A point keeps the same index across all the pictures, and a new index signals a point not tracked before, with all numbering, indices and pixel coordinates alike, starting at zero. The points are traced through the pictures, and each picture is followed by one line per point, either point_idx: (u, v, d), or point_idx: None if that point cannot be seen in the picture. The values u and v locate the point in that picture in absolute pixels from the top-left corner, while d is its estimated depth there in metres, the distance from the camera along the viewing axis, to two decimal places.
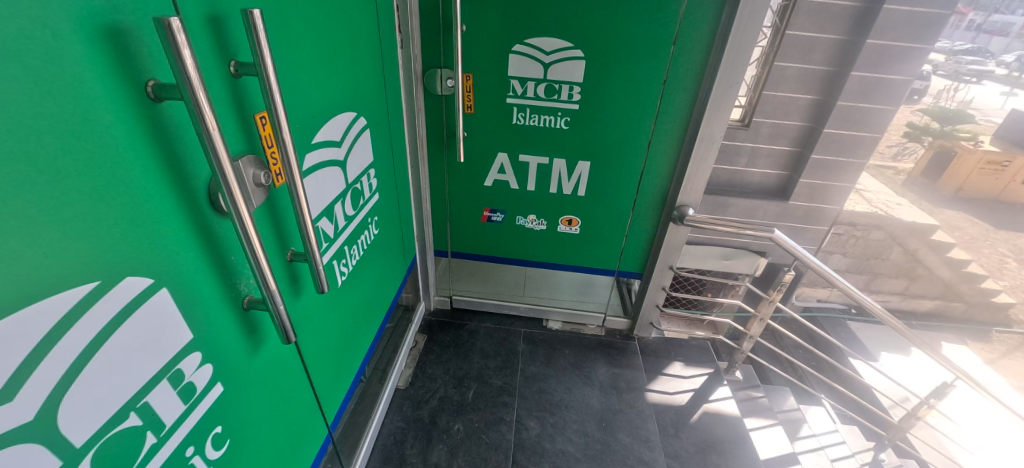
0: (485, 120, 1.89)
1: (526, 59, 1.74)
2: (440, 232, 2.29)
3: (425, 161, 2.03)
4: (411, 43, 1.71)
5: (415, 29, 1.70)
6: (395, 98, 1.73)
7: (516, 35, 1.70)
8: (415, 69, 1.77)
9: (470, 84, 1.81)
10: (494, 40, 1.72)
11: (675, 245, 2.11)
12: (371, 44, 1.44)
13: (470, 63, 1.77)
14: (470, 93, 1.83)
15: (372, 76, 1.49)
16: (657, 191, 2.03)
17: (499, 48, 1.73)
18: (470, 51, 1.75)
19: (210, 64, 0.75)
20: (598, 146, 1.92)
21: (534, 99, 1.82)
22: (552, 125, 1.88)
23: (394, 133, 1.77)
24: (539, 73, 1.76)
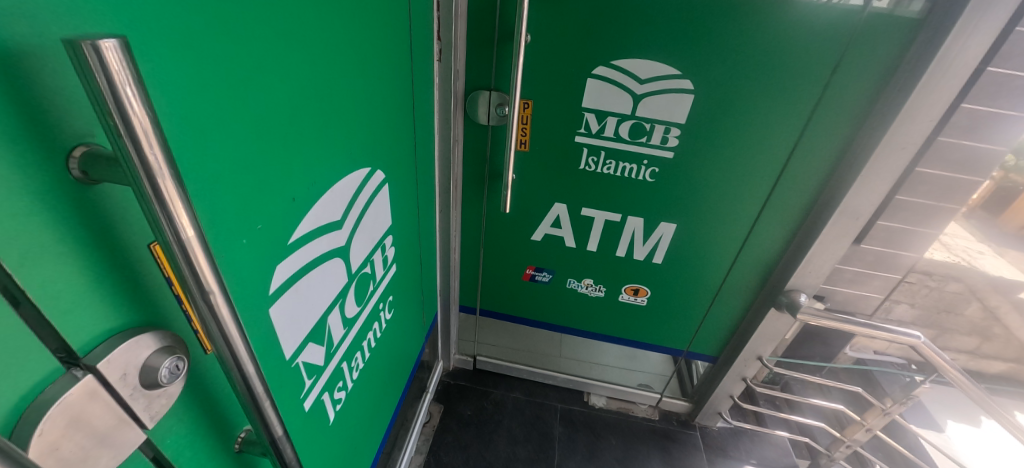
0: (540, 163, 1.43)
1: (609, 87, 1.25)
2: (468, 287, 1.83)
3: (457, 204, 1.58)
4: (452, 57, 1.24)
5: (456, 36, 1.22)
6: (424, 131, 1.27)
7: (597, 54, 1.21)
8: (451, 91, 1.30)
9: (527, 114, 1.34)
10: (567, 58, 1.23)
11: (771, 335, 1.63)
12: (394, 61, 0.98)
13: (531, 87, 1.29)
14: (526, 126, 1.36)
15: (395, 108, 1.03)
16: (758, 267, 1.53)
17: (573, 70, 1.25)
18: (530, 71, 1.27)
19: (8, 168, 0.31)
20: (691, 206, 1.44)
21: (612, 140, 1.34)
22: (631, 177, 1.40)
23: (420, 176, 1.32)
24: (624, 108, 1.28)
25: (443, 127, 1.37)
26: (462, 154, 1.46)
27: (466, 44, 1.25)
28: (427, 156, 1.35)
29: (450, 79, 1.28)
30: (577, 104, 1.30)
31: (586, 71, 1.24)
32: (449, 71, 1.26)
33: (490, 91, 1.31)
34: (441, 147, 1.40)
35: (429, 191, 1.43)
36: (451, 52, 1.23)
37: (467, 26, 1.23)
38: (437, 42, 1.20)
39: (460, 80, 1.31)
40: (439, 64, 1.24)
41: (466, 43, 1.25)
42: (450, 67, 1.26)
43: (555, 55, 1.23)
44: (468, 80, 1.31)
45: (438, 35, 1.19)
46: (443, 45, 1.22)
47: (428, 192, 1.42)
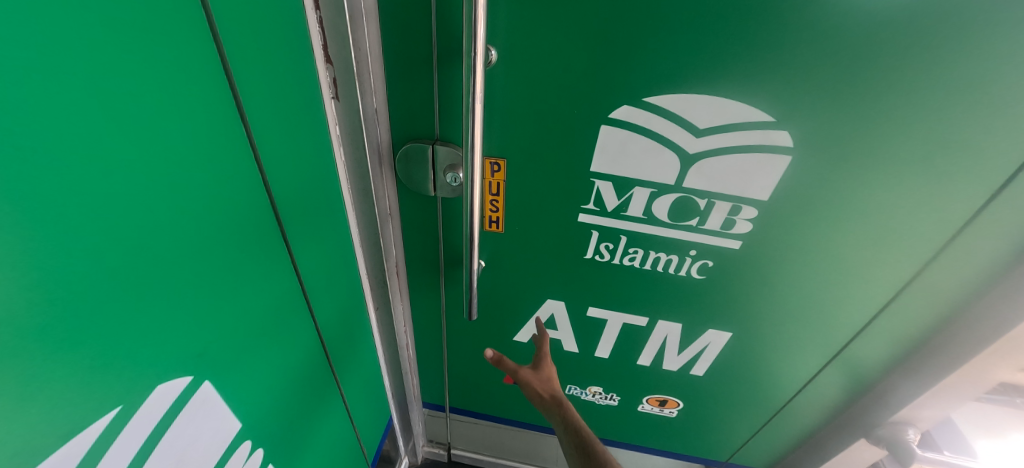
0: (523, 246, 0.91)
1: (641, 143, 0.72)
2: (430, 386, 1.33)
3: (404, 297, 1.05)
4: (360, 92, 0.69)
5: (365, 57, 0.67)
6: (326, 222, 0.73)
7: (623, 88, 0.67)
8: (368, 148, 0.76)
9: (499, 180, 0.81)
10: (564, 91, 0.69)
11: (853, 463, 1.16)
12: (202, 152, 0.43)
13: (505, 140, 0.75)
14: (497, 197, 0.83)
15: (230, 236, 0.49)
16: (847, 383, 1.04)
17: (575, 112, 0.70)
18: (501, 112, 0.72)
19: None
20: (760, 309, 0.93)
21: (641, 222, 0.81)
22: (669, 272, 0.88)
23: (331, 290, 0.79)
24: (665, 176, 0.75)
25: (363, 202, 0.83)
26: (402, 231, 0.93)
27: (387, 69, 0.70)
28: (343, 253, 0.81)
29: (363, 129, 0.73)
30: (585, 167, 0.76)
31: (601, 114, 0.70)
32: (358, 117, 0.71)
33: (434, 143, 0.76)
34: (364, 230, 0.86)
35: (353, 296, 0.90)
36: (357, 84, 0.68)
37: (384, 36, 0.67)
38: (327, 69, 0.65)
39: (384, 128, 0.76)
40: (338, 106, 0.70)
41: (385, 67, 0.70)
42: (360, 111, 0.71)
43: (544, 85, 0.69)
44: (398, 126, 0.76)
45: (326, 56, 0.64)
46: (341, 74, 0.66)
47: (351, 300, 0.89)
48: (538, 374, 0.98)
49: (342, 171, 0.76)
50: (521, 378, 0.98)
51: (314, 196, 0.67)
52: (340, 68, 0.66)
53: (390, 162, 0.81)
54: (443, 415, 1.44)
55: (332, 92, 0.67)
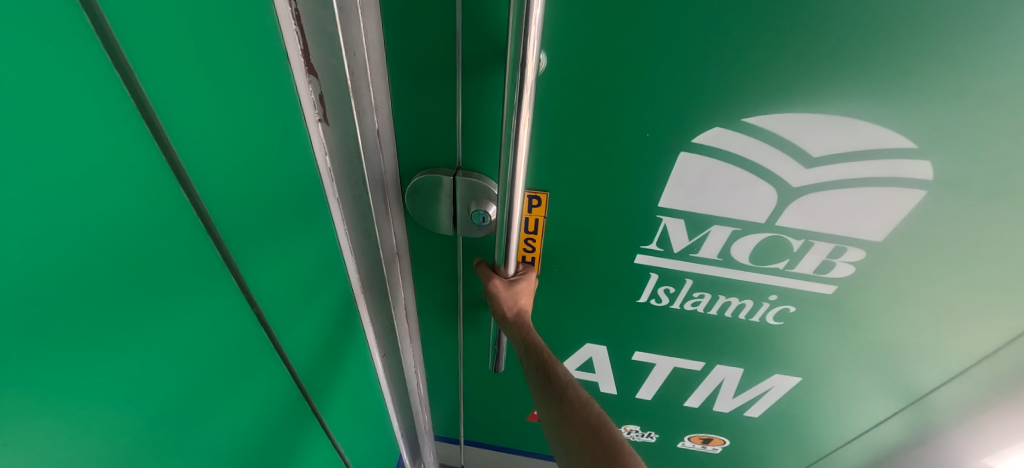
0: (560, 287, 0.75)
1: (729, 175, 0.55)
2: (443, 422, 1.19)
3: (416, 340, 0.88)
4: (357, 111, 0.48)
5: (360, 61, 0.46)
6: (321, 281, 0.56)
7: (716, 104, 0.50)
8: (372, 183, 0.55)
9: (537, 217, 0.64)
10: (636, 109, 0.52)
11: None
12: (96, 243, 0.26)
13: (547, 169, 0.59)
14: (534, 236, 0.66)
15: (166, 340, 0.34)
16: (922, 423, 0.92)
17: (647, 135, 0.54)
18: (548, 135, 0.55)
19: None
20: (841, 354, 0.78)
21: (713, 265, 0.66)
22: (738, 317, 0.73)
23: (328, 357, 0.63)
24: (755, 214, 0.58)
25: (370, 249, 0.62)
26: (414, 273, 0.75)
27: (391, 77, 0.51)
28: (343, 308, 0.64)
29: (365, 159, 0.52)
30: (650, 202, 0.60)
31: (681, 137, 0.53)
32: (356, 144, 0.50)
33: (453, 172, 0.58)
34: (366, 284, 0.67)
35: (357, 354, 0.73)
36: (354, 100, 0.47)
37: (386, 31, 0.47)
38: (308, 81, 0.44)
39: (388, 152, 0.56)
40: (327, 131, 0.48)
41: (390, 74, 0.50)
42: (358, 135, 0.49)
43: (610, 101, 0.51)
44: (408, 152, 0.58)
45: (306, 62, 0.43)
46: (330, 87, 0.45)
47: (355, 360, 0.72)
48: (510, 291, 0.66)
49: (338, 215, 0.55)
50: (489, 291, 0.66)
51: (298, 253, 0.49)
52: (328, 78, 0.44)
53: (396, 196, 0.62)
54: (457, 448, 1.30)
55: (317, 112, 0.46)
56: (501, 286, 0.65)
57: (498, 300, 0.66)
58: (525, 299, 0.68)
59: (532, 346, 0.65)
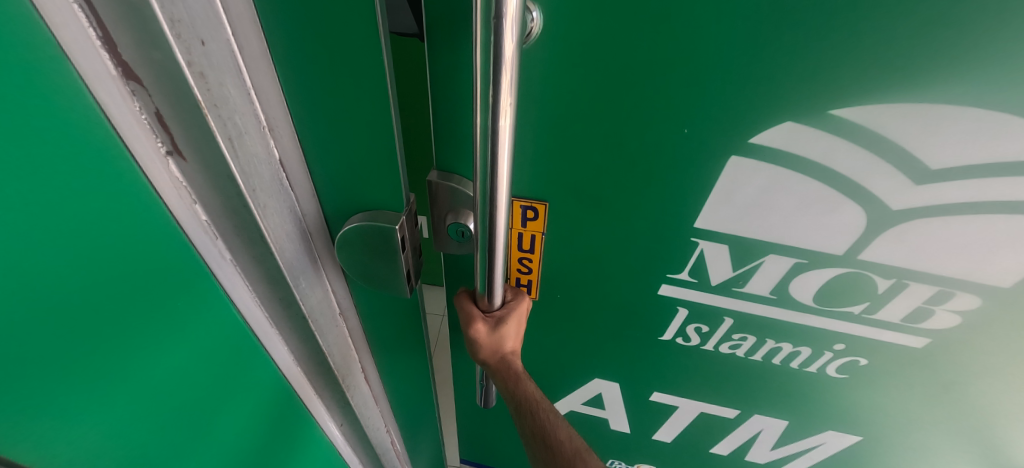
0: (564, 316, 0.61)
1: (798, 193, 0.40)
2: None
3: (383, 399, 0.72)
4: (228, 140, 0.30)
5: (227, 55, 0.28)
6: (214, 369, 0.39)
7: (795, 92, 0.34)
8: (280, 236, 0.38)
9: (535, 232, 0.51)
10: (669, 95, 0.37)
11: None
12: None
13: (547, 173, 0.45)
14: (530, 256, 0.53)
15: None
16: None
17: (685, 132, 0.39)
18: (549, 128, 0.41)
19: None
20: (928, 421, 0.61)
21: (763, 302, 0.51)
22: (790, 365, 0.58)
23: (234, 452, 0.47)
24: (829, 244, 0.43)
25: (297, 318, 0.45)
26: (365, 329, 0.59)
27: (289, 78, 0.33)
28: (265, 385, 0.48)
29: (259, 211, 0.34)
30: (682, 221, 0.45)
31: (734, 137, 0.38)
32: (237, 190, 0.32)
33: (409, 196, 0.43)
34: (297, 353, 0.51)
35: (294, 433, 0.57)
36: (224, 124, 0.29)
37: (261, 6, 0.29)
38: (130, 92, 0.26)
39: (300, 188, 0.39)
40: (190, 170, 0.31)
41: (278, 75, 0.33)
42: (237, 176, 0.31)
43: (632, 82, 0.36)
44: (333, 189, 0.41)
45: (116, 60, 0.25)
46: (168, 103, 0.27)
47: (287, 442, 0.56)
48: (494, 332, 0.52)
49: (239, 281, 0.39)
50: (467, 336, 0.53)
51: (158, 350, 0.33)
52: (162, 89, 0.26)
53: (326, 241, 0.45)
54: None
55: (158, 142, 0.29)
56: (482, 332, 0.52)
57: (481, 351, 0.53)
58: (513, 341, 0.54)
59: (527, 406, 0.53)
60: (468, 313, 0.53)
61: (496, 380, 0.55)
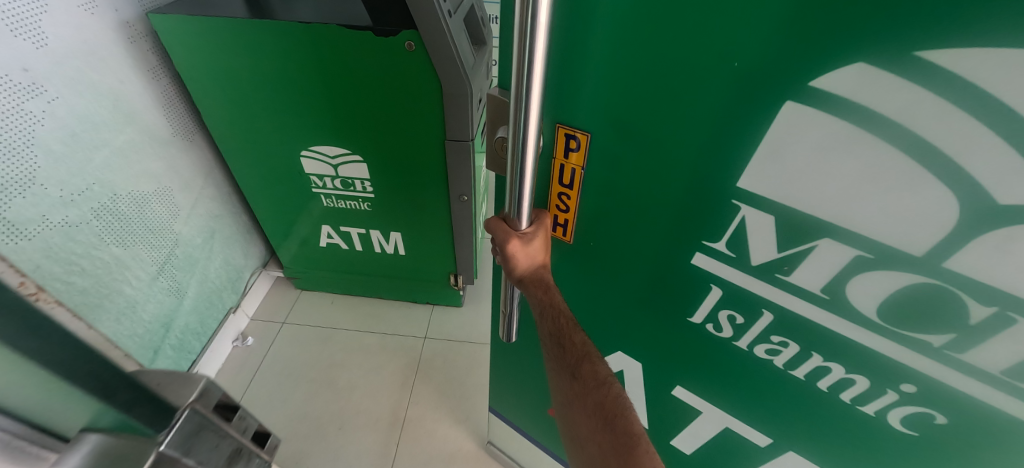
0: (595, 267, 0.61)
1: (866, 160, 0.34)
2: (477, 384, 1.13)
3: None
4: None
5: None
6: None
7: (876, 28, 0.29)
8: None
9: (575, 166, 0.52)
10: (722, 21, 0.35)
11: None
12: None
13: (596, 100, 0.46)
14: (568, 191, 0.55)
15: None
16: None
17: (737, 67, 0.36)
18: (601, 53, 0.42)
19: None
20: None
21: (813, 302, 0.44)
22: (841, 397, 0.49)
23: None
24: (903, 237, 0.36)
25: None
26: None
27: None
28: None
29: None
30: (727, 175, 0.42)
31: (792, 77, 0.34)
32: None
33: (189, 374, 0.20)
34: None
35: None
36: None
37: None
38: None
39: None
40: None
41: None
42: None
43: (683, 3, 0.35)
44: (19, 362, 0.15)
45: None
46: None
47: None
48: (527, 244, 0.55)
49: None
50: (502, 249, 0.54)
51: None
52: None
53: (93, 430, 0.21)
54: (482, 439, 0.99)
55: None
56: (518, 247, 0.54)
57: (518, 265, 0.55)
58: (542, 254, 0.58)
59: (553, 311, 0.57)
60: (502, 229, 0.54)
61: (529, 291, 0.58)
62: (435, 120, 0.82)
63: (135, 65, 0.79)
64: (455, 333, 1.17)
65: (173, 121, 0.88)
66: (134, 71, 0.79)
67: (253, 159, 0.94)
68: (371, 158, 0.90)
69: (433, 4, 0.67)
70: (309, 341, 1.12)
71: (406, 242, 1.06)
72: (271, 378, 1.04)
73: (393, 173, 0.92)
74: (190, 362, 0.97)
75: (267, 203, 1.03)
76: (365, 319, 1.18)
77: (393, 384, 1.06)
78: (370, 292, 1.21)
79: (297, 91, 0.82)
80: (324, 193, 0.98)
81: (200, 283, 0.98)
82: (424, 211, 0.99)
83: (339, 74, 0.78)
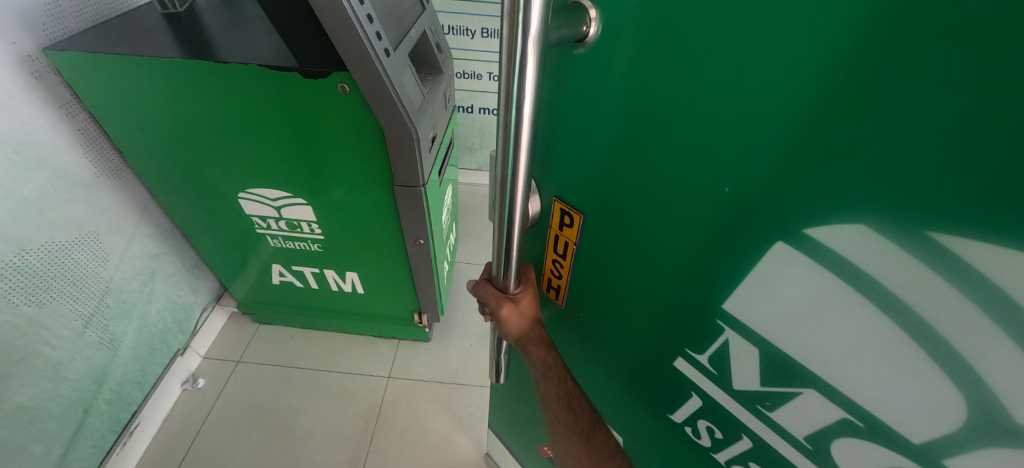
0: (584, 340, 0.54)
1: (858, 325, 0.27)
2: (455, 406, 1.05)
3: None
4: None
5: None
6: None
7: (882, 193, 0.22)
8: None
9: (569, 240, 0.47)
10: (714, 141, 0.28)
11: None
12: None
13: (588, 183, 0.40)
14: (562, 261, 0.50)
15: None
16: None
17: (726, 193, 0.29)
18: (598, 136, 0.36)
19: None
20: None
21: (792, 448, 0.35)
22: None
23: None
24: (896, 420, 0.28)
25: None
26: None
27: None
28: None
29: None
30: (710, 299, 0.34)
31: (785, 222, 0.27)
32: None
33: None
34: None
35: None
36: None
37: None
38: None
39: None
40: None
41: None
42: None
43: (679, 109, 0.29)
44: None
45: None
46: None
47: None
48: (519, 305, 0.46)
49: None
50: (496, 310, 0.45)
51: None
52: None
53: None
54: (483, 450, 0.98)
55: None
56: (511, 312, 0.45)
57: (512, 329, 0.46)
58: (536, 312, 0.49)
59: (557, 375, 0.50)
60: (491, 293, 0.45)
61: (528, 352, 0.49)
62: (380, 167, 0.74)
63: (44, 103, 0.71)
64: (422, 372, 1.10)
65: (97, 161, 0.80)
66: (41, 109, 0.70)
67: (193, 200, 0.86)
68: (316, 203, 0.82)
69: (365, 44, 0.58)
70: (261, 385, 1.05)
71: (364, 282, 0.98)
72: (222, 425, 0.97)
73: (342, 219, 0.85)
74: (130, 414, 0.90)
75: (215, 242, 0.95)
76: (327, 357, 1.11)
77: (351, 433, 0.98)
78: (333, 327, 1.15)
79: (224, 137, 0.74)
80: (270, 234, 0.90)
81: (138, 330, 0.91)
82: (376, 253, 0.91)
83: (269, 119, 0.70)
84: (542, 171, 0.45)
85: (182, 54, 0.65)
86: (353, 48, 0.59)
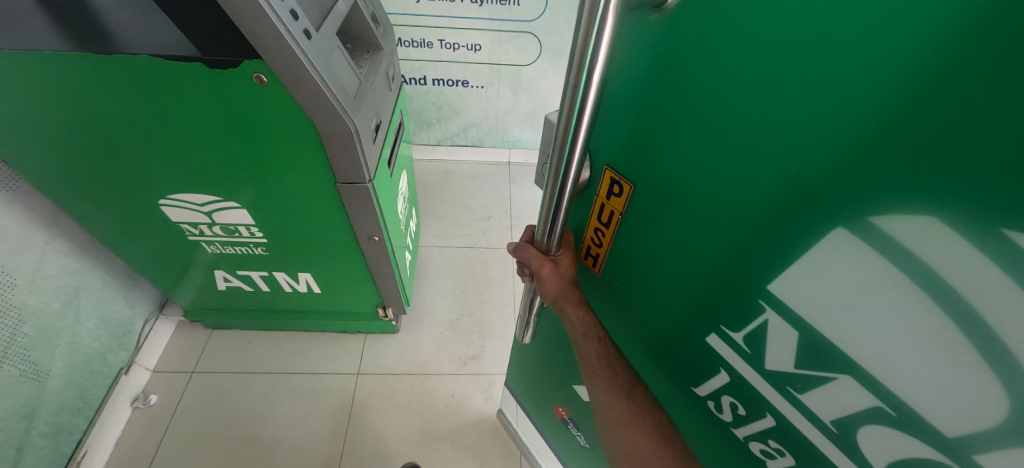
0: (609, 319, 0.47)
1: (892, 312, 0.23)
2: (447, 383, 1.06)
3: None
4: None
5: None
6: None
7: (972, 198, 0.17)
8: None
9: (614, 210, 0.39)
10: (795, 109, 0.22)
11: None
12: None
13: (636, 151, 0.34)
14: (603, 231, 0.42)
15: None
16: None
17: (790, 175, 0.24)
18: (656, 94, 0.30)
19: None
20: None
21: (815, 433, 0.30)
22: None
23: None
24: (924, 421, 0.23)
25: None
26: None
27: None
28: None
29: None
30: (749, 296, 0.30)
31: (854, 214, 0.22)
32: None
33: None
34: None
35: None
36: None
37: None
38: None
39: None
40: None
41: None
42: None
43: (759, 65, 0.23)
44: None
45: None
46: None
47: None
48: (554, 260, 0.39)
49: None
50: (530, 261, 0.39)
51: None
52: None
53: None
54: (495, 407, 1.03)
55: None
56: (547, 268, 0.39)
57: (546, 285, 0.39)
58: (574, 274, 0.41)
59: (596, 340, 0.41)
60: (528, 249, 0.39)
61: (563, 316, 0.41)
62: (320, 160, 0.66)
63: None
64: (390, 367, 1.07)
65: None
66: None
67: (108, 205, 0.75)
68: (252, 206, 0.74)
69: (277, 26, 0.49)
70: (222, 395, 0.99)
71: (319, 281, 0.92)
72: (181, 441, 0.92)
73: (283, 221, 0.77)
74: (73, 443, 0.84)
75: (141, 252, 0.86)
76: (288, 358, 1.06)
77: (323, 434, 0.96)
78: (295, 326, 1.09)
79: (135, 133, 0.63)
80: (205, 241, 0.81)
81: (70, 355, 0.83)
82: (326, 251, 0.84)
83: (187, 110, 0.60)
84: (597, 132, 0.38)
85: (62, 38, 0.54)
86: (262, 30, 0.50)
